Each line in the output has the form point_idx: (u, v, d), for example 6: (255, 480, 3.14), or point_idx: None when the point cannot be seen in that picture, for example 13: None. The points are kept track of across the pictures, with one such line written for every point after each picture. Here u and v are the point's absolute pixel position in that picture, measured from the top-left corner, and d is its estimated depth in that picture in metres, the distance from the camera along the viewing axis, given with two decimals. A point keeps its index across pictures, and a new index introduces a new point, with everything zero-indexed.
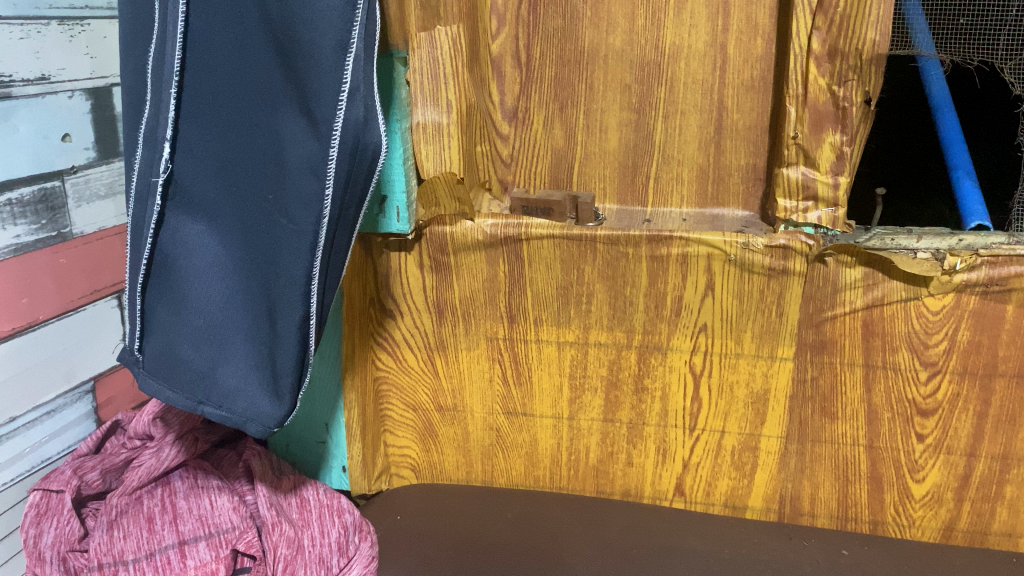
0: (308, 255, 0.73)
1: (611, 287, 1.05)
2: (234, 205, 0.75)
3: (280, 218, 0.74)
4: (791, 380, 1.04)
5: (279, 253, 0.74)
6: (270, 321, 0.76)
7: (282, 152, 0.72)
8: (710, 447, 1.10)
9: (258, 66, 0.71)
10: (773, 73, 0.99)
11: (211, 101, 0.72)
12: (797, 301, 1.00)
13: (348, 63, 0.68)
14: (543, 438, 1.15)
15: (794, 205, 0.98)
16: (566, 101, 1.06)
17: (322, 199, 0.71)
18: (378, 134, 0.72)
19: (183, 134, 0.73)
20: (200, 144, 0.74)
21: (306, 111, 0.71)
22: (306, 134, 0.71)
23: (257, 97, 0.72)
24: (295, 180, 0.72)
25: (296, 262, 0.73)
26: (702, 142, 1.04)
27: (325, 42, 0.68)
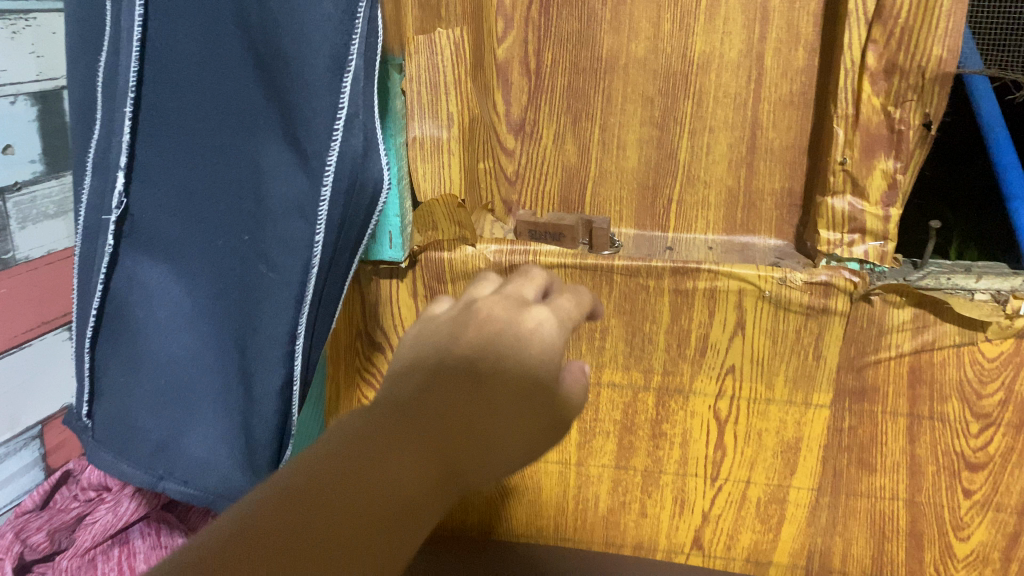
0: (293, 309, 0.62)
1: (629, 322, 0.94)
2: (203, 245, 0.63)
3: (259, 264, 0.62)
4: (826, 429, 0.94)
5: (261, 303, 0.63)
6: (246, 384, 0.65)
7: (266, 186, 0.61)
8: (733, 499, 1.00)
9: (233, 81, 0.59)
10: (815, 88, 0.88)
11: (177, 122, 0.60)
12: (837, 343, 0.90)
13: (345, 84, 0.57)
14: (548, 484, 1.04)
15: (839, 237, 0.87)
16: (580, 113, 0.94)
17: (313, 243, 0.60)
18: (377, 168, 0.62)
19: (140, 161, 0.60)
20: (163, 173, 0.61)
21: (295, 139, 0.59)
22: (292, 168, 0.60)
23: (234, 119, 0.60)
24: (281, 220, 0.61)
25: (278, 319, 0.62)
26: (733, 163, 0.93)
27: (319, 60, 0.56)
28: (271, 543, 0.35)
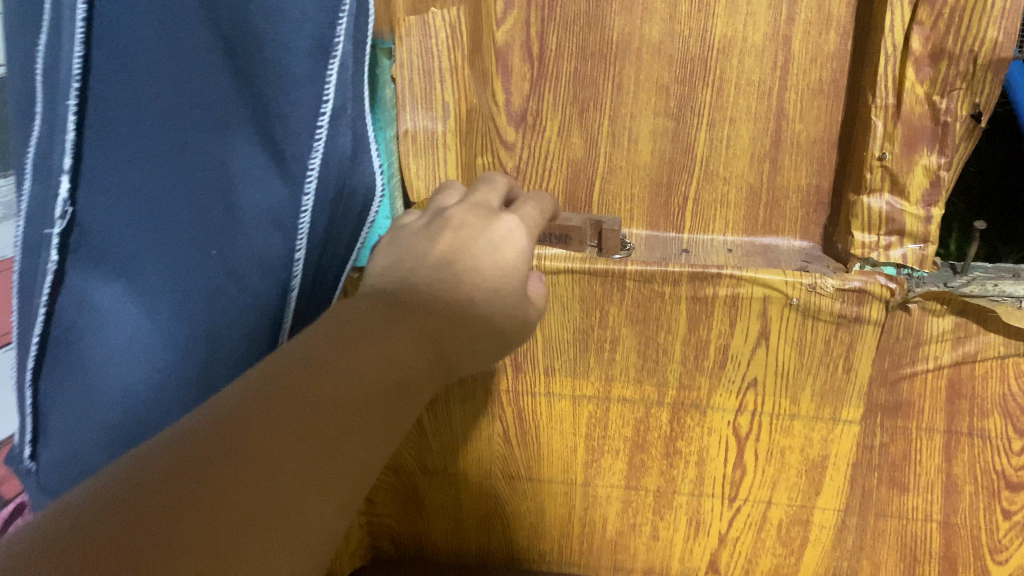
0: (262, 317, 0.59)
1: (641, 332, 0.86)
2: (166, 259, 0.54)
3: (225, 276, 0.56)
4: (855, 447, 0.87)
5: (229, 318, 0.58)
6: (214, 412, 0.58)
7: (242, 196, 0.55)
8: (752, 520, 0.93)
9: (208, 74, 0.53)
10: (847, 75, 0.80)
11: (135, 116, 0.51)
12: (869, 354, 0.82)
13: (330, 75, 0.54)
14: (552, 505, 0.97)
15: (874, 240, 0.79)
16: (587, 103, 0.85)
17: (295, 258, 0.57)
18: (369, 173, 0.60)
19: (88, 163, 0.49)
20: (116, 178, 0.51)
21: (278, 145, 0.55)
22: (266, 168, 0.56)
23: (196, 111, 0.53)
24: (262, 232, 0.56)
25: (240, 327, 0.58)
26: (755, 157, 0.84)
27: (301, 42, 0.53)
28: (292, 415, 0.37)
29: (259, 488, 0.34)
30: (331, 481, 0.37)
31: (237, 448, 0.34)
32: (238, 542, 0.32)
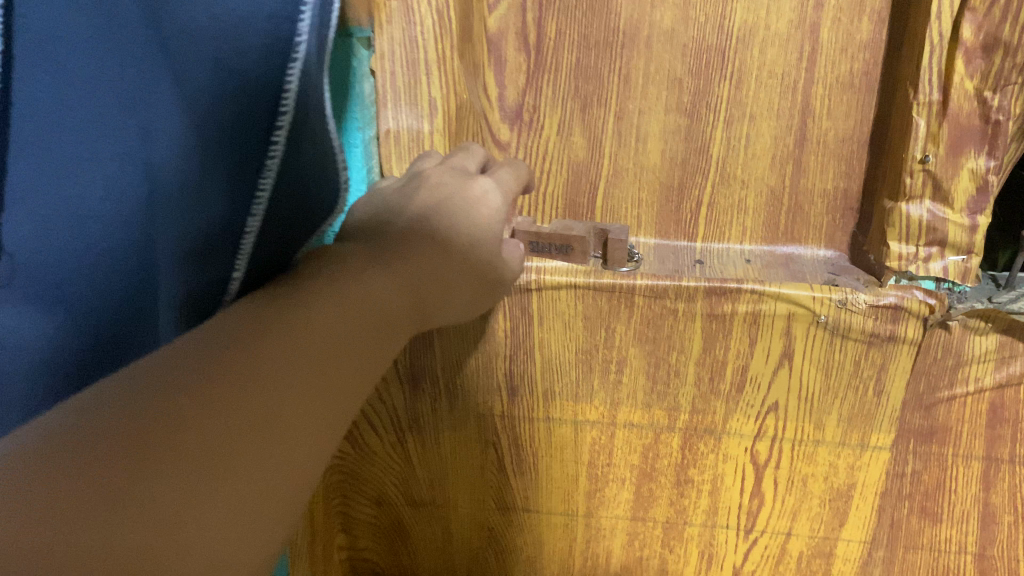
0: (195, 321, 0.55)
1: (651, 352, 0.78)
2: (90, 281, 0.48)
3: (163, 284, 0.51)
4: (884, 475, 0.79)
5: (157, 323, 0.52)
6: None
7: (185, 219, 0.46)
8: (770, 552, 0.85)
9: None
10: (881, 67, 0.72)
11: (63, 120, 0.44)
12: (903, 376, 0.75)
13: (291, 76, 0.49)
14: (552, 538, 0.89)
15: (913, 251, 0.71)
16: (590, 98, 0.76)
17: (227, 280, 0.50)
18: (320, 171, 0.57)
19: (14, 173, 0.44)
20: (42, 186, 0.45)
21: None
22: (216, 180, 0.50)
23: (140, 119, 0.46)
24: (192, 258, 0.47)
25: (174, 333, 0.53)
26: (778, 159, 0.76)
27: (255, 41, 0.47)
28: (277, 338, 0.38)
29: (244, 420, 0.33)
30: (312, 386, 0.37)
31: (195, 380, 0.33)
32: (217, 482, 0.31)
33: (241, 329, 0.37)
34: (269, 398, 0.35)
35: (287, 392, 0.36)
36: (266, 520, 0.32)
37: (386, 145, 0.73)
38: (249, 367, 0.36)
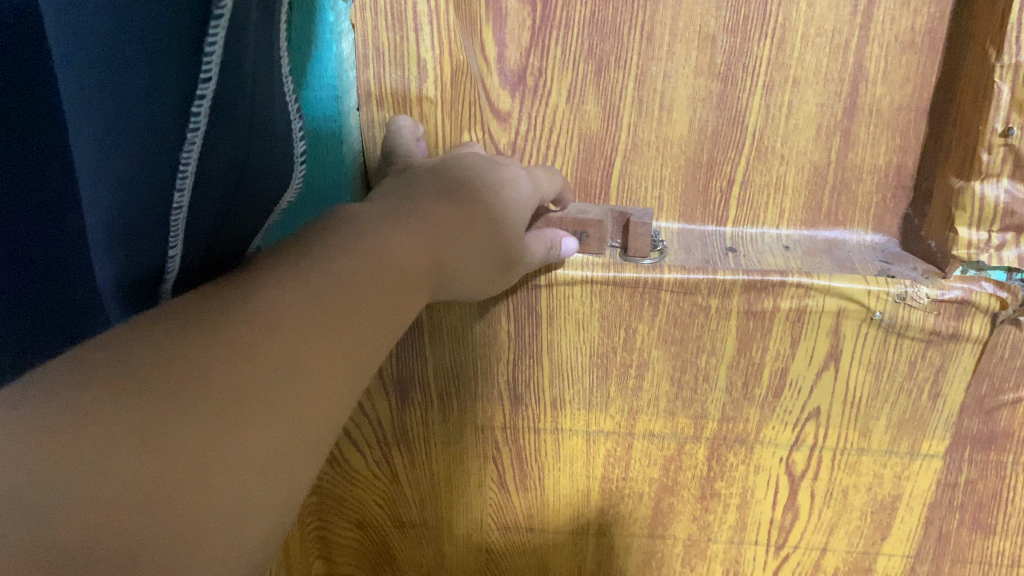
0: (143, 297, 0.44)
1: (677, 355, 0.68)
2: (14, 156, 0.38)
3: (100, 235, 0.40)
4: (935, 485, 0.71)
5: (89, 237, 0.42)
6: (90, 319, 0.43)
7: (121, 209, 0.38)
8: (802, 568, 0.77)
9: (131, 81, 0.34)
10: (948, 22, 0.61)
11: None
12: (964, 378, 0.65)
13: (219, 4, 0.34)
14: (557, 558, 0.79)
15: (984, 238, 0.61)
16: (607, 59, 0.65)
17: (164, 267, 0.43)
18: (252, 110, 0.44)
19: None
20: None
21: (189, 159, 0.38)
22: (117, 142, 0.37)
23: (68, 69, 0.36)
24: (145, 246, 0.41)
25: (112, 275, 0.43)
26: (823, 130, 0.66)
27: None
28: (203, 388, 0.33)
29: (228, 402, 0.33)
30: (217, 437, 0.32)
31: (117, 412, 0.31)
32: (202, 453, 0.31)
33: (221, 302, 0.37)
34: (249, 374, 0.35)
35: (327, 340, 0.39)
36: (241, 503, 0.32)
37: (368, 112, 0.61)
38: (305, 317, 0.39)
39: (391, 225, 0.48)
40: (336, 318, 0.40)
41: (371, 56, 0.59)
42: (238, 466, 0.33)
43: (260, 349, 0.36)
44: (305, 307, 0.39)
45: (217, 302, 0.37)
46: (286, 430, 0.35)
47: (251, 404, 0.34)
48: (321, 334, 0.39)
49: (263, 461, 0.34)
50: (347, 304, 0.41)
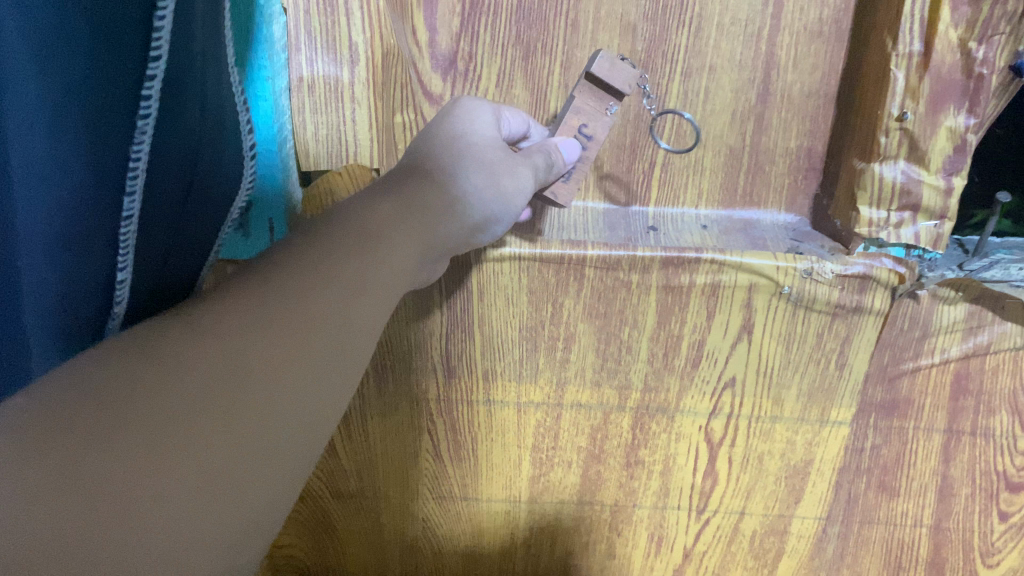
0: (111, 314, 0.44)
1: (602, 327, 0.71)
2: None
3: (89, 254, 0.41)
4: (844, 450, 0.75)
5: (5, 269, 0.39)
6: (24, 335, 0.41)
7: (69, 234, 0.39)
8: (722, 532, 0.81)
9: (75, 93, 0.36)
10: (852, 14, 0.66)
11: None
12: (867, 349, 0.70)
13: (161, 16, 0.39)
14: (491, 527, 0.83)
15: (883, 217, 0.65)
16: (535, 45, 0.67)
17: (111, 301, 0.44)
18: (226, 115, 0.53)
19: None
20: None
21: (140, 147, 0.41)
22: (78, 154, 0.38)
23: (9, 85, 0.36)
24: (90, 294, 0.42)
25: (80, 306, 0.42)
26: (738, 115, 0.69)
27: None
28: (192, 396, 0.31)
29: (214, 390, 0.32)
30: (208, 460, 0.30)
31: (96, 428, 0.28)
32: (133, 479, 0.28)
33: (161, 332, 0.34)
34: (203, 376, 0.32)
35: (290, 322, 0.37)
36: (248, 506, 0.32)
37: (297, 96, 0.62)
38: (268, 301, 0.38)
39: (378, 222, 0.47)
40: (312, 311, 0.39)
41: (302, 40, 0.61)
42: (187, 471, 0.29)
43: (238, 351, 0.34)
44: (266, 292, 0.38)
45: (161, 331, 0.34)
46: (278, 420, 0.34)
47: (210, 396, 0.32)
48: (278, 309, 0.38)
49: (247, 462, 0.32)
50: (312, 282, 0.40)
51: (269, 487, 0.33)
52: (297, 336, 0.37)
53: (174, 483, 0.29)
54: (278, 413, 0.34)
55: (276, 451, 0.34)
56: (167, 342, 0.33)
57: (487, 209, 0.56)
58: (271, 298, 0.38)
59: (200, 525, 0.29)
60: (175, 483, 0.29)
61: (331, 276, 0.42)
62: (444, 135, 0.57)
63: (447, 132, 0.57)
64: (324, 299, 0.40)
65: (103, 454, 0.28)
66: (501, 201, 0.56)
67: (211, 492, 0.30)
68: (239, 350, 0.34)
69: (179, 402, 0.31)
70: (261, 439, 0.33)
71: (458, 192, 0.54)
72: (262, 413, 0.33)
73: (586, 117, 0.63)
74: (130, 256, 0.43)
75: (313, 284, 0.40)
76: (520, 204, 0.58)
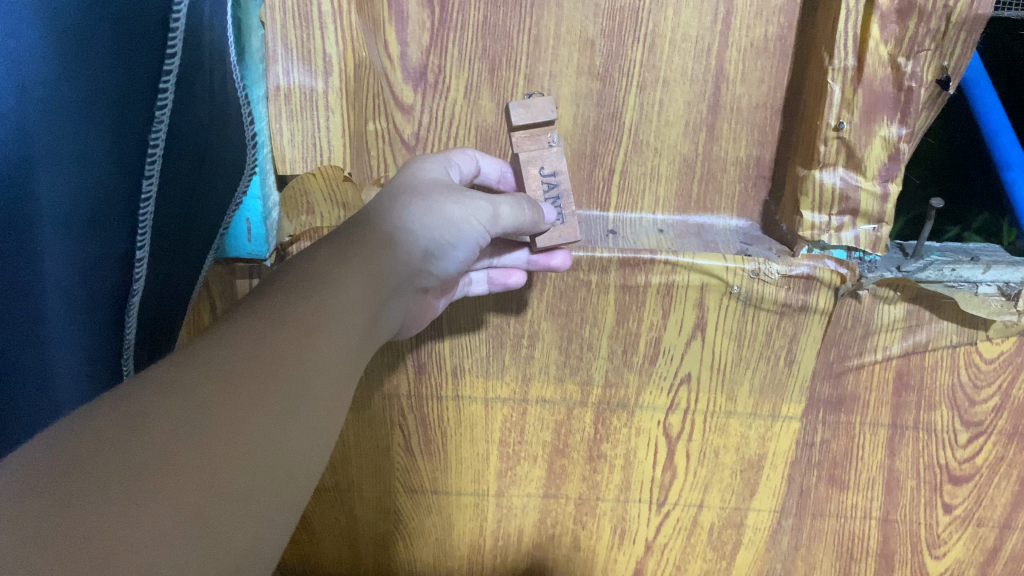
0: (119, 276, 0.56)
1: (564, 326, 0.75)
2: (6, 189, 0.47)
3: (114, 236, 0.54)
4: (795, 444, 0.79)
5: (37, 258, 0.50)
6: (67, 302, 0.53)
7: (90, 199, 0.51)
8: (682, 525, 0.85)
9: (101, 86, 0.48)
10: (795, 32, 0.70)
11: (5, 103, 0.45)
12: (814, 346, 0.74)
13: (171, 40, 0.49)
14: (461, 519, 0.86)
15: (825, 221, 0.70)
16: (500, 59, 0.72)
17: (133, 277, 0.57)
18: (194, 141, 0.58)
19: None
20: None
21: (158, 136, 0.53)
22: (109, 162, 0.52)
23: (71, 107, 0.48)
24: (110, 265, 0.55)
25: (107, 275, 0.56)
26: (691, 126, 0.74)
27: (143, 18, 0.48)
28: (167, 441, 0.34)
29: (187, 429, 0.35)
30: (197, 492, 0.33)
31: (86, 475, 0.31)
32: (115, 525, 0.30)
33: (133, 381, 0.37)
34: (166, 426, 0.34)
35: (250, 364, 0.40)
36: (237, 530, 0.35)
37: (274, 105, 0.66)
38: (228, 344, 0.40)
39: (344, 270, 0.50)
40: (273, 346, 0.41)
41: (279, 52, 0.65)
42: (158, 517, 0.32)
43: (207, 395, 0.37)
44: (226, 333, 0.41)
45: (131, 385, 0.37)
46: (253, 452, 0.37)
47: (175, 445, 0.34)
48: (234, 352, 0.40)
49: (230, 490, 0.35)
50: (265, 322, 0.43)
51: (234, 527, 0.35)
52: (261, 376, 0.40)
53: (143, 531, 0.31)
54: (255, 446, 0.37)
55: (239, 492, 0.35)
56: (138, 395, 0.36)
57: (443, 247, 0.59)
58: (229, 339, 0.41)
59: (191, 551, 0.32)
60: (158, 522, 0.31)
61: (289, 313, 0.44)
62: (393, 181, 0.60)
63: (395, 180, 0.60)
64: (280, 336, 0.42)
65: (93, 499, 0.31)
66: (444, 227, 0.58)
67: (179, 536, 0.32)
68: (204, 392, 0.37)
69: (146, 454, 0.33)
70: (224, 484, 0.35)
71: (396, 225, 0.56)
72: (225, 457, 0.35)
73: (540, 163, 0.63)
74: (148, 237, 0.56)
75: (270, 326, 0.42)
76: (472, 232, 0.60)
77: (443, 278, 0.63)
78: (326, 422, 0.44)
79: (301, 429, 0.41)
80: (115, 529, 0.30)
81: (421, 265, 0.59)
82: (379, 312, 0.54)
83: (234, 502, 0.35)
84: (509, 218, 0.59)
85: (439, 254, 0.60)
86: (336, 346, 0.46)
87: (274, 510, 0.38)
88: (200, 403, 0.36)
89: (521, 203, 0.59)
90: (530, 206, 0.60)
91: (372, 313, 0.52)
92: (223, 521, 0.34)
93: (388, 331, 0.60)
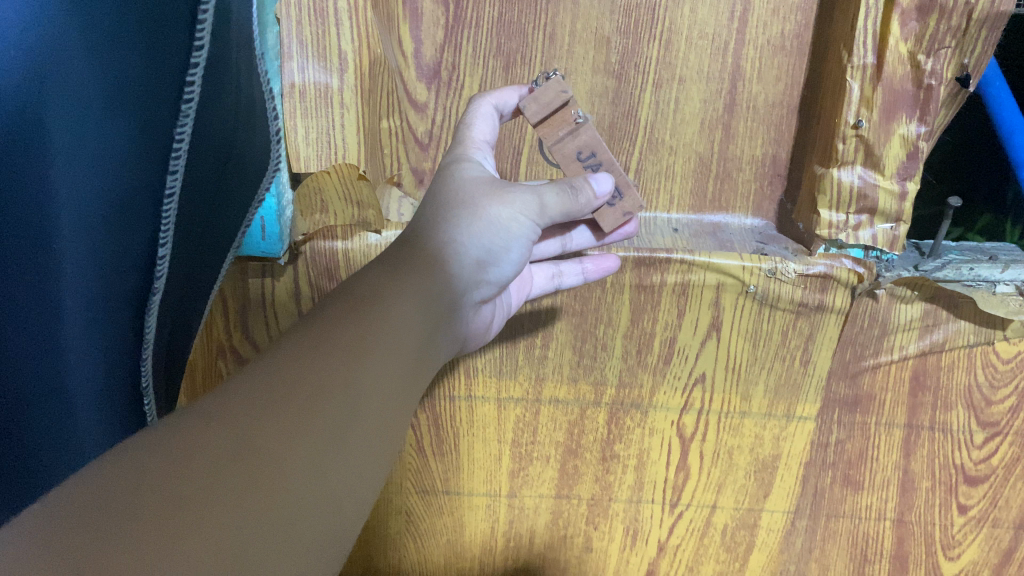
0: (138, 271, 0.55)
1: (578, 326, 0.74)
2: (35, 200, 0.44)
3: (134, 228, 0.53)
4: (810, 445, 0.79)
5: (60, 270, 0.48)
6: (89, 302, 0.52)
7: (108, 197, 0.50)
8: (695, 525, 0.85)
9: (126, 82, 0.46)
10: (812, 29, 0.70)
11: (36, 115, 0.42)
12: (829, 346, 0.74)
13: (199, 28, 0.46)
14: (472, 520, 0.86)
15: (843, 219, 0.69)
16: (515, 56, 0.71)
17: (154, 275, 0.56)
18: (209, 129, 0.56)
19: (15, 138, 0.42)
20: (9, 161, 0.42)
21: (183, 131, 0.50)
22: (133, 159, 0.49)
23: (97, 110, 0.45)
24: (127, 265, 0.54)
25: (126, 270, 0.54)
26: (707, 124, 0.73)
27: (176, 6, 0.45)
28: (208, 474, 0.33)
29: (227, 460, 0.34)
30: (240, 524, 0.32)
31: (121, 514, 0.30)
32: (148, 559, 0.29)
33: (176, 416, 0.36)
34: (206, 461, 0.34)
35: (293, 394, 0.39)
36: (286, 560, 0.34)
37: (290, 102, 0.65)
38: (273, 375, 0.40)
39: (391, 293, 0.50)
40: (319, 374, 0.41)
41: (294, 49, 0.64)
42: (198, 552, 0.30)
43: (253, 427, 0.36)
44: (273, 363, 0.41)
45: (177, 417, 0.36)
46: (300, 480, 0.36)
47: (217, 478, 0.33)
48: (280, 383, 0.39)
49: (274, 518, 0.34)
50: (314, 352, 0.42)
51: (283, 560, 0.33)
52: (306, 405, 0.39)
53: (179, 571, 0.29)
54: (301, 475, 0.36)
55: (287, 519, 0.34)
56: (182, 428, 0.35)
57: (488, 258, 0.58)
58: (273, 370, 0.40)
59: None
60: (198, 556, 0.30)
61: (338, 342, 0.44)
62: (429, 196, 0.59)
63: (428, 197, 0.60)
64: (327, 364, 0.42)
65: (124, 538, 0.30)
66: (489, 234, 0.57)
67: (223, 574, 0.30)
68: (247, 426, 0.36)
69: (188, 489, 0.32)
70: (270, 512, 0.33)
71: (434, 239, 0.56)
72: (270, 486, 0.34)
73: (576, 147, 0.59)
74: (170, 232, 0.55)
75: (316, 354, 0.42)
76: (521, 229, 0.58)
77: (498, 291, 0.62)
78: (381, 450, 0.43)
79: (353, 453, 0.40)
80: (149, 569, 0.29)
81: (467, 279, 0.58)
82: (430, 333, 0.53)
83: (280, 535, 0.34)
84: (556, 204, 0.57)
85: (486, 264, 0.59)
86: (389, 371, 0.45)
87: (326, 537, 0.36)
88: (242, 435, 0.36)
89: (565, 184, 0.56)
90: (575, 187, 0.56)
91: (423, 332, 0.51)
92: (271, 549, 0.33)
93: (443, 349, 0.59)
